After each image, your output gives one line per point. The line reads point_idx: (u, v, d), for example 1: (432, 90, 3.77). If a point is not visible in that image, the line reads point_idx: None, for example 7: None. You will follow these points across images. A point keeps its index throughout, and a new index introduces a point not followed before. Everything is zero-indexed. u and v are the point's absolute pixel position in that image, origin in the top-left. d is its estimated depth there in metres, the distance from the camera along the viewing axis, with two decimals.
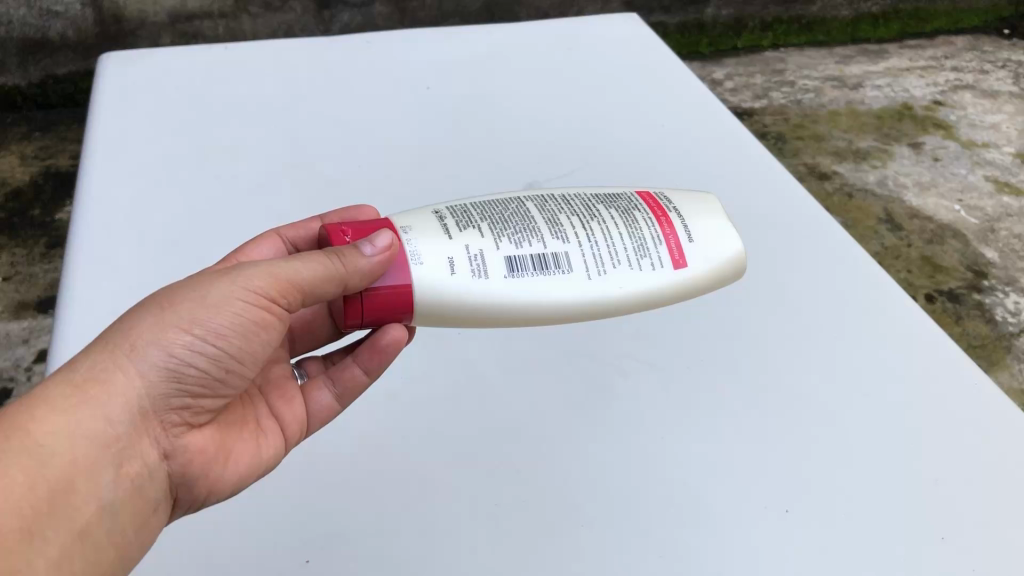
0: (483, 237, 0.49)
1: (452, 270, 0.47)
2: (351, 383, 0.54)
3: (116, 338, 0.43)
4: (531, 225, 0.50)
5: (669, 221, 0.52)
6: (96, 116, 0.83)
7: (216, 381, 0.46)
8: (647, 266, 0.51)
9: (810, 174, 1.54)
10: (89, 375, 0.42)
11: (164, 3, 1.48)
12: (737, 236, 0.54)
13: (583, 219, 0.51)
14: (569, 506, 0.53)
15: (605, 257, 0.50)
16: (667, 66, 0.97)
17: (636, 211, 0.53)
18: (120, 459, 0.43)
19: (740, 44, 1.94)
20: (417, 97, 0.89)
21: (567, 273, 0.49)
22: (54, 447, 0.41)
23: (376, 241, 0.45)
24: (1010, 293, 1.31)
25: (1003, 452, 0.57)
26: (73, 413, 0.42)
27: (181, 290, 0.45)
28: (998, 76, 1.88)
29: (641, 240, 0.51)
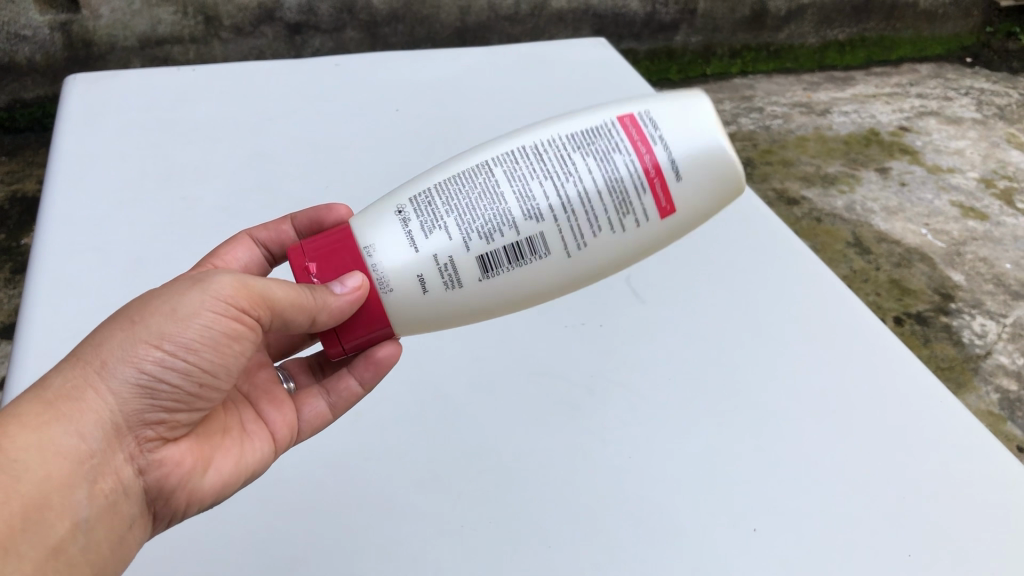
0: (451, 239, 0.47)
1: (424, 287, 0.48)
2: (346, 394, 0.55)
3: (88, 355, 0.43)
4: (501, 209, 0.48)
5: (654, 161, 0.49)
6: (61, 136, 0.82)
7: (191, 395, 0.45)
8: (630, 223, 0.49)
9: (779, 200, 1.56)
10: (61, 394, 0.42)
11: (135, 27, 1.48)
12: (723, 137, 0.50)
13: (558, 181, 0.48)
14: (535, 525, 0.53)
15: (584, 227, 0.49)
16: (635, 89, 0.98)
17: (616, 152, 0.49)
18: (93, 475, 0.43)
19: (709, 72, 1.96)
20: (386, 118, 0.89)
21: (545, 255, 0.49)
22: (28, 463, 0.40)
23: (347, 281, 0.47)
24: (976, 316, 1.33)
25: (967, 467, 0.58)
26: (45, 430, 0.41)
27: (152, 303, 0.44)
28: (962, 103, 1.92)
29: (623, 193, 0.49)
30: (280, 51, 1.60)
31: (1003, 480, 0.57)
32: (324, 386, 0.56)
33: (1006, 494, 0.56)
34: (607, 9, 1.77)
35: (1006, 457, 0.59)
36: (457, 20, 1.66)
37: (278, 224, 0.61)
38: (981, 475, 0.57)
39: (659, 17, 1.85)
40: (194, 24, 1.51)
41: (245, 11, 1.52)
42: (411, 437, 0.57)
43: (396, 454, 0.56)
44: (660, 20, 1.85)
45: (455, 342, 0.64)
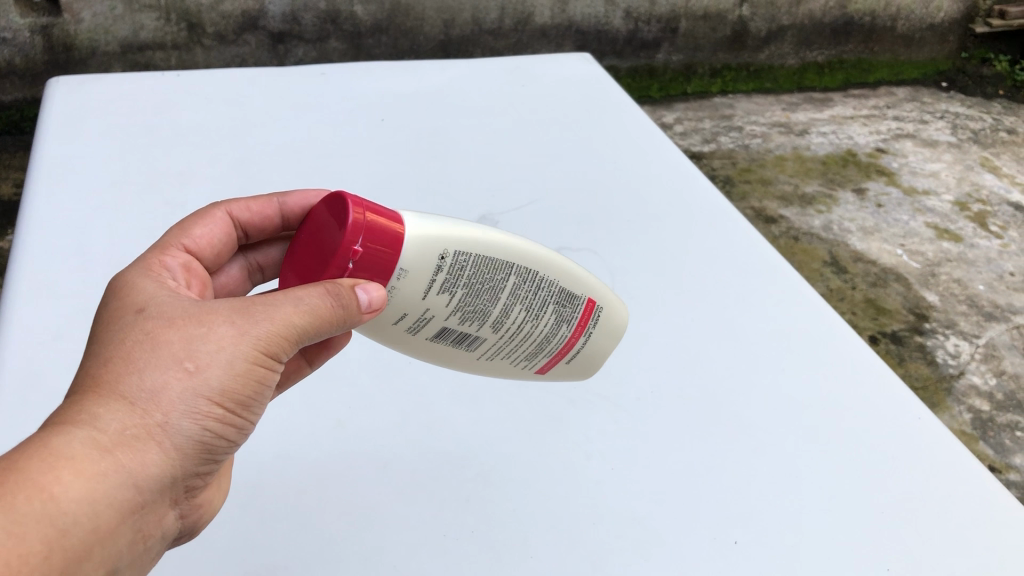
0: (445, 310, 0.46)
1: (400, 318, 0.46)
2: (293, 373, 0.56)
3: (145, 396, 0.38)
4: (487, 313, 0.47)
5: (571, 345, 0.52)
6: (43, 139, 0.81)
7: (227, 445, 0.42)
8: (522, 364, 0.52)
9: (757, 218, 1.57)
10: (117, 438, 0.37)
11: (117, 32, 1.47)
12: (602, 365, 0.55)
13: (528, 317, 0.48)
14: (518, 537, 0.53)
15: (505, 352, 0.50)
16: (619, 105, 0.99)
17: (566, 325, 0.51)
18: (135, 528, 0.39)
19: (690, 90, 1.98)
20: (371, 128, 0.89)
21: (464, 348, 0.49)
22: (82, 516, 0.36)
23: (368, 291, 0.43)
24: (950, 336, 1.35)
25: (948, 486, 0.58)
26: (103, 482, 0.36)
27: (207, 345, 0.40)
28: (938, 126, 1.94)
29: (542, 349, 0.51)
30: (263, 59, 1.60)
31: (984, 498, 0.58)
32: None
33: (987, 512, 0.57)
34: (590, 25, 1.79)
35: (987, 476, 0.60)
36: (441, 32, 1.67)
37: (261, 205, 0.56)
38: (960, 492, 0.58)
39: (642, 35, 1.86)
40: (177, 31, 1.51)
41: (229, 19, 1.52)
42: (394, 447, 0.57)
43: (380, 464, 0.56)
44: (642, 38, 1.87)
45: None
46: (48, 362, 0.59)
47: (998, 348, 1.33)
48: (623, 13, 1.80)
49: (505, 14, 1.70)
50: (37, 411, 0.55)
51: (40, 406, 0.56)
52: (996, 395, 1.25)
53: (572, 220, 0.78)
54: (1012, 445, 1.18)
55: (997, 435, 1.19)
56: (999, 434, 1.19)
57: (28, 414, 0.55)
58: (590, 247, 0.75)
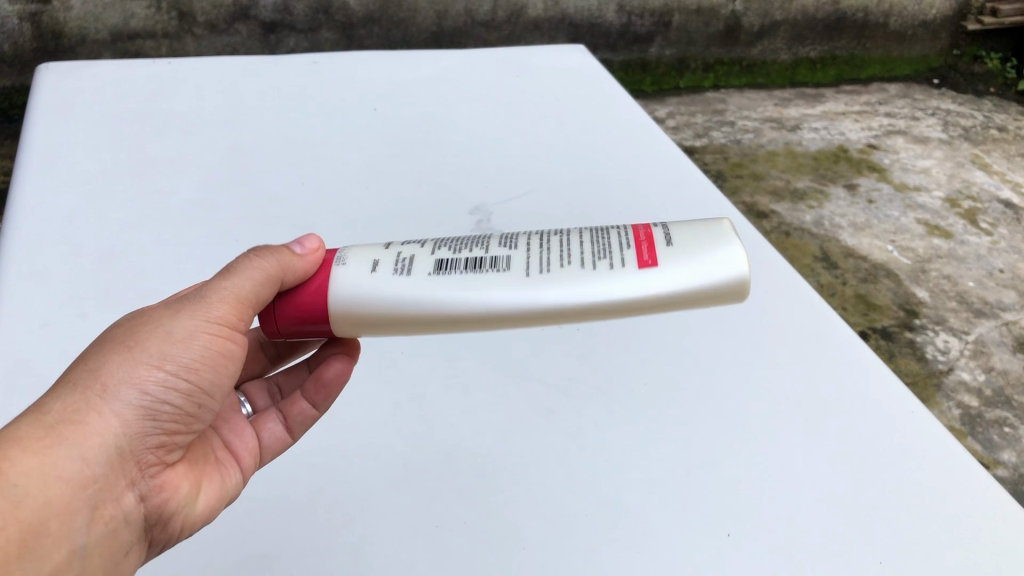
0: (421, 247, 0.49)
1: (374, 268, 0.48)
2: (301, 419, 0.56)
3: (85, 379, 0.41)
4: (481, 240, 0.49)
5: (648, 232, 0.49)
6: (33, 125, 0.81)
7: (184, 417, 0.45)
8: (602, 267, 0.47)
9: (749, 213, 1.58)
10: (61, 417, 0.40)
11: (107, 20, 1.47)
12: (733, 236, 0.48)
13: (544, 236, 0.50)
14: (510, 529, 0.52)
15: (553, 260, 0.47)
16: (613, 96, 0.99)
17: (611, 230, 0.50)
18: (96, 501, 0.40)
19: (682, 84, 1.99)
20: (364, 118, 0.88)
21: (501, 272, 0.47)
22: (30, 486, 0.38)
23: (304, 244, 0.49)
24: (939, 332, 1.35)
25: (940, 479, 0.58)
26: (51, 453, 0.39)
27: (143, 329, 0.44)
28: (929, 123, 1.95)
29: (604, 247, 0.48)
30: (254, 49, 1.59)
31: (977, 494, 0.58)
32: (279, 410, 0.56)
33: (980, 507, 0.57)
34: (583, 18, 1.78)
35: (980, 472, 0.60)
36: (434, 24, 1.66)
37: None
38: (954, 485, 0.58)
39: (635, 29, 1.86)
40: (167, 19, 1.50)
41: (220, 8, 1.52)
42: (386, 437, 0.57)
43: (372, 454, 0.56)
44: (635, 32, 1.86)
45: (432, 342, 0.64)
46: (38, 350, 0.58)
47: (987, 345, 1.33)
48: (616, 6, 1.80)
49: (498, 6, 1.69)
50: (26, 398, 0.55)
51: (29, 393, 0.55)
52: (984, 391, 1.25)
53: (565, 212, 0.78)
54: (1000, 441, 1.18)
55: (986, 431, 1.19)
56: (988, 430, 1.19)
57: (16, 403, 0.54)
58: None
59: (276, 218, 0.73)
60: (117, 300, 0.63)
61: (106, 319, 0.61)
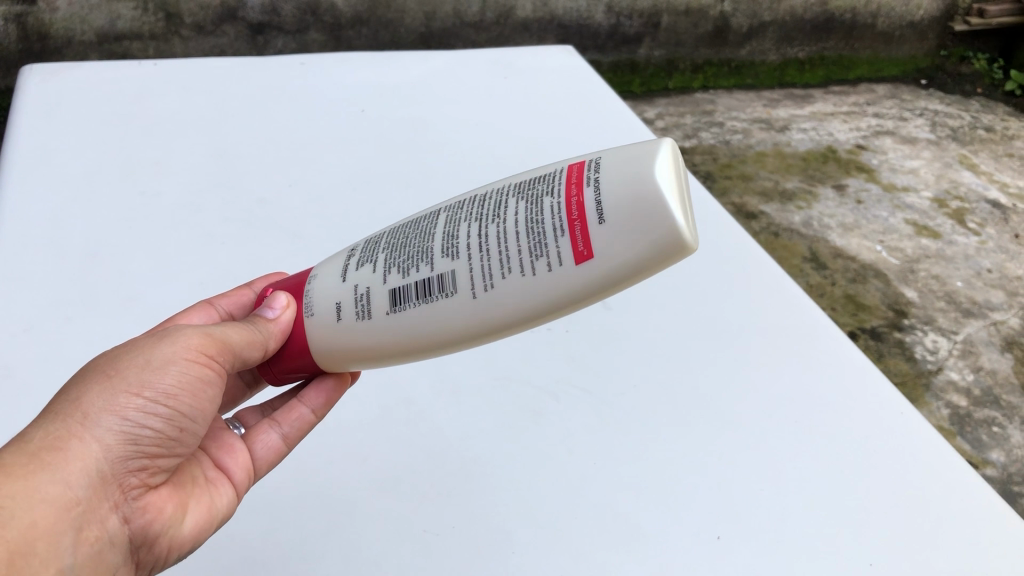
0: (373, 273, 0.46)
1: (339, 314, 0.46)
2: (297, 425, 0.52)
3: (65, 407, 0.40)
4: (426, 246, 0.45)
5: (580, 202, 0.41)
6: (16, 127, 0.80)
7: (171, 440, 0.43)
8: (543, 268, 0.42)
9: (738, 214, 1.58)
10: (41, 444, 0.39)
11: (93, 21, 1.46)
12: (666, 185, 0.40)
13: (483, 222, 0.44)
14: (498, 533, 0.52)
15: (494, 266, 0.43)
16: (601, 97, 0.99)
17: (546, 197, 0.43)
18: (79, 524, 0.39)
19: (671, 85, 1.99)
20: (351, 120, 0.88)
21: (451, 295, 0.44)
22: (14, 509, 0.37)
23: (274, 302, 0.48)
24: (928, 332, 1.35)
25: (929, 479, 0.58)
26: (32, 479, 0.38)
27: (125, 356, 0.43)
28: (917, 123, 1.95)
29: (539, 234, 0.42)
30: (242, 50, 1.59)
31: (964, 492, 0.58)
32: (274, 419, 0.52)
33: (967, 506, 0.57)
34: (572, 19, 1.78)
35: (968, 472, 0.60)
36: (422, 25, 1.66)
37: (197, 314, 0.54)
38: (943, 486, 0.58)
39: (624, 30, 1.86)
40: (153, 21, 1.49)
41: (207, 9, 1.51)
42: (374, 442, 0.57)
43: (359, 458, 0.56)
44: (624, 33, 1.86)
45: None
46: (18, 354, 0.58)
47: (975, 345, 1.33)
48: (605, 8, 1.79)
49: (486, 7, 1.69)
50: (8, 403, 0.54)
51: (11, 398, 0.54)
52: (973, 390, 1.25)
53: None
54: (989, 440, 1.19)
55: (975, 431, 1.20)
56: (977, 430, 1.20)
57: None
58: None
59: (263, 220, 0.72)
60: (100, 304, 0.62)
61: (88, 323, 0.61)
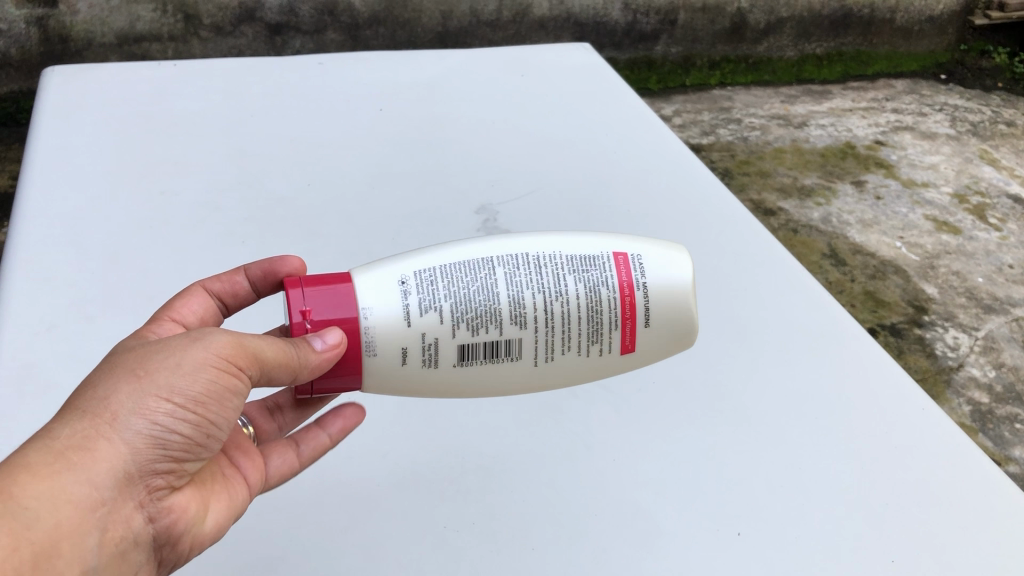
0: (442, 323, 0.47)
1: (405, 359, 0.47)
2: (312, 446, 0.53)
3: (95, 405, 0.40)
4: (492, 306, 0.48)
5: (632, 303, 0.50)
6: (40, 127, 0.81)
7: (197, 444, 0.43)
8: (595, 352, 0.50)
9: (756, 211, 1.57)
10: (70, 443, 0.38)
11: (113, 24, 1.49)
12: (691, 284, 0.51)
13: (547, 297, 0.48)
14: (519, 529, 0.52)
15: (558, 343, 0.49)
16: (618, 94, 0.99)
17: (603, 287, 0.49)
18: (104, 524, 0.39)
19: (688, 82, 1.98)
20: (370, 118, 0.88)
21: (515, 358, 0.49)
22: (39, 511, 0.37)
23: (326, 337, 0.45)
24: (948, 328, 1.34)
25: (953, 474, 0.58)
26: (58, 479, 0.38)
27: (156, 355, 0.41)
28: (937, 118, 1.94)
29: (597, 324, 0.49)
30: (260, 51, 1.61)
31: (989, 489, 0.58)
32: (291, 438, 0.53)
33: (993, 503, 0.57)
34: (588, 17, 1.79)
35: (991, 467, 0.60)
36: (439, 24, 1.67)
37: (194, 301, 0.54)
38: (967, 480, 0.58)
39: (640, 27, 1.86)
40: (173, 22, 1.53)
41: (226, 11, 1.54)
42: (395, 437, 0.57)
43: (380, 455, 0.56)
44: (640, 30, 1.86)
45: None
46: (42, 352, 0.58)
47: (997, 341, 1.32)
48: (621, 5, 1.80)
49: (503, 6, 1.70)
50: (35, 402, 0.55)
51: (37, 395, 0.55)
52: (995, 387, 1.24)
53: (571, 213, 0.78)
54: (1011, 437, 1.18)
55: (997, 428, 1.19)
56: (999, 426, 1.19)
57: (22, 406, 0.55)
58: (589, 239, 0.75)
59: (282, 218, 0.73)
60: (123, 301, 0.63)
61: (113, 322, 0.61)
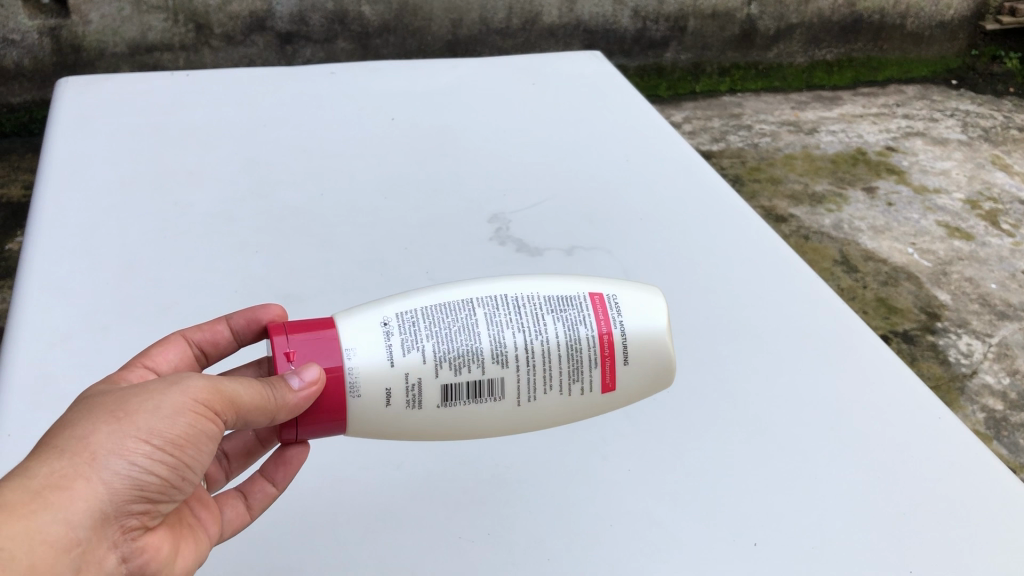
0: (424, 363, 0.46)
1: (387, 401, 0.46)
2: (260, 497, 0.51)
3: (73, 445, 0.39)
4: (473, 346, 0.47)
5: (612, 344, 0.49)
6: (53, 138, 0.81)
7: (172, 487, 0.42)
8: (576, 389, 0.50)
9: (767, 217, 1.56)
10: (48, 482, 0.38)
11: (125, 33, 1.51)
12: (667, 329, 0.51)
13: (528, 337, 0.48)
14: (533, 541, 0.52)
15: (540, 383, 0.49)
16: (629, 102, 0.98)
17: (582, 327, 0.49)
18: (79, 565, 0.39)
19: (698, 89, 1.98)
20: (382, 128, 0.88)
21: (497, 399, 0.48)
22: (14, 549, 0.36)
23: (303, 374, 0.44)
24: (962, 335, 1.34)
25: (968, 482, 0.58)
26: (35, 518, 0.37)
27: (134, 398, 0.41)
28: (948, 124, 1.93)
29: (579, 363, 0.49)
30: (271, 60, 1.62)
31: (1007, 498, 0.57)
32: (240, 488, 0.51)
33: (1011, 512, 0.56)
34: (598, 24, 1.79)
35: (1006, 476, 0.59)
36: (449, 31, 1.68)
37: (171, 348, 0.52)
38: (982, 489, 0.57)
39: (650, 34, 1.86)
40: (184, 32, 1.53)
41: (236, 20, 1.55)
42: (408, 449, 0.57)
43: (394, 466, 0.56)
44: (650, 37, 1.86)
45: None
46: (53, 366, 0.58)
47: (1011, 347, 1.31)
48: (632, 12, 1.80)
49: (513, 14, 1.70)
50: (50, 411, 0.55)
51: (51, 406, 0.55)
52: (1009, 394, 1.24)
53: (582, 221, 0.78)
54: None
55: (1012, 435, 1.18)
56: (1013, 434, 1.18)
57: (33, 419, 0.54)
58: (603, 247, 0.74)
59: (295, 229, 0.73)
60: (137, 313, 0.63)
61: (126, 332, 0.61)
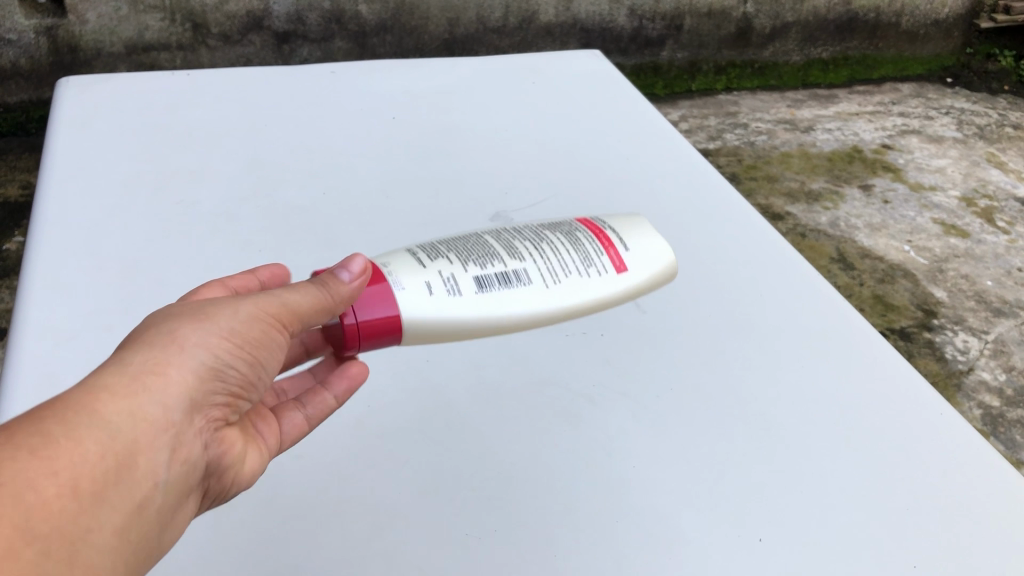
0: (453, 263, 0.54)
1: (430, 291, 0.52)
2: (321, 407, 0.53)
3: (167, 335, 0.42)
4: (490, 250, 0.56)
5: (604, 238, 0.59)
6: (56, 137, 0.81)
7: (247, 381, 0.45)
8: (592, 274, 0.57)
9: (764, 215, 1.57)
10: (147, 368, 0.40)
11: (121, 33, 1.51)
12: (658, 236, 0.62)
13: (534, 242, 0.57)
14: (540, 537, 0.52)
15: (558, 270, 0.56)
16: (628, 100, 0.99)
17: (576, 233, 0.59)
18: (174, 443, 0.41)
19: (695, 87, 1.98)
20: (382, 127, 0.88)
21: (527, 285, 0.55)
22: (122, 424, 0.38)
23: (353, 265, 0.49)
24: (958, 332, 1.34)
25: (971, 479, 0.58)
26: (139, 397, 0.39)
27: (213, 305, 0.44)
28: (943, 122, 1.94)
29: (584, 253, 0.58)
30: (268, 59, 1.62)
31: (1009, 495, 0.58)
32: (295, 400, 0.53)
33: (1013, 509, 0.57)
34: (595, 23, 1.79)
35: (1009, 472, 0.59)
36: (445, 31, 1.68)
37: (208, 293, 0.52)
38: (985, 486, 0.58)
39: (646, 33, 1.86)
40: (181, 31, 1.53)
41: (234, 19, 1.55)
42: (413, 446, 0.57)
43: (399, 463, 0.56)
44: (647, 36, 1.86)
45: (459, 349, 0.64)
46: (62, 362, 0.59)
47: (1007, 344, 1.32)
48: (628, 10, 1.80)
49: (509, 13, 1.70)
50: None
51: None
52: (1006, 390, 1.24)
53: (583, 218, 0.78)
54: (1022, 441, 1.17)
55: (1009, 431, 1.18)
56: (1010, 430, 1.19)
57: None
58: None
59: (298, 227, 0.73)
60: (142, 312, 0.63)
61: (130, 331, 0.61)
